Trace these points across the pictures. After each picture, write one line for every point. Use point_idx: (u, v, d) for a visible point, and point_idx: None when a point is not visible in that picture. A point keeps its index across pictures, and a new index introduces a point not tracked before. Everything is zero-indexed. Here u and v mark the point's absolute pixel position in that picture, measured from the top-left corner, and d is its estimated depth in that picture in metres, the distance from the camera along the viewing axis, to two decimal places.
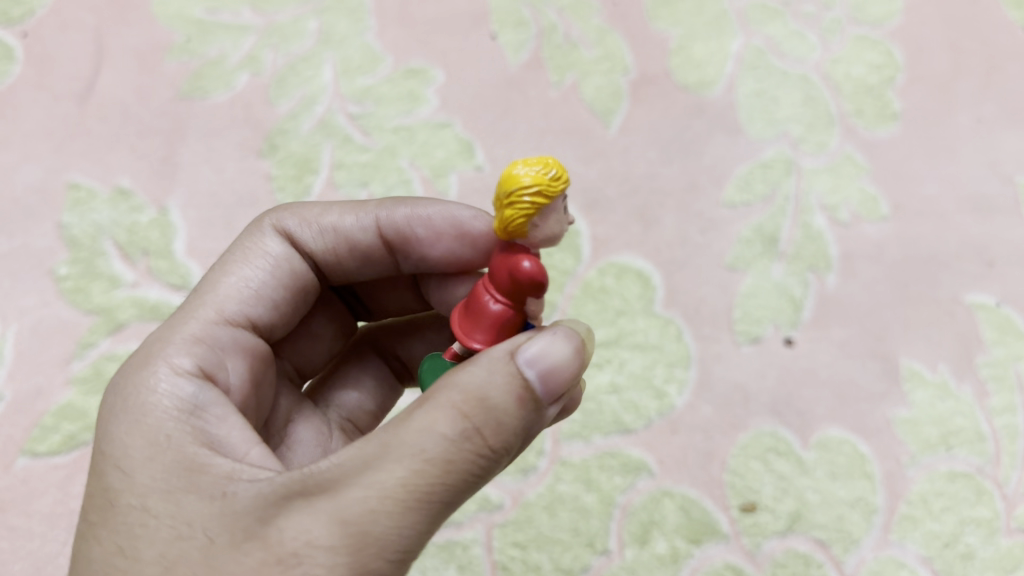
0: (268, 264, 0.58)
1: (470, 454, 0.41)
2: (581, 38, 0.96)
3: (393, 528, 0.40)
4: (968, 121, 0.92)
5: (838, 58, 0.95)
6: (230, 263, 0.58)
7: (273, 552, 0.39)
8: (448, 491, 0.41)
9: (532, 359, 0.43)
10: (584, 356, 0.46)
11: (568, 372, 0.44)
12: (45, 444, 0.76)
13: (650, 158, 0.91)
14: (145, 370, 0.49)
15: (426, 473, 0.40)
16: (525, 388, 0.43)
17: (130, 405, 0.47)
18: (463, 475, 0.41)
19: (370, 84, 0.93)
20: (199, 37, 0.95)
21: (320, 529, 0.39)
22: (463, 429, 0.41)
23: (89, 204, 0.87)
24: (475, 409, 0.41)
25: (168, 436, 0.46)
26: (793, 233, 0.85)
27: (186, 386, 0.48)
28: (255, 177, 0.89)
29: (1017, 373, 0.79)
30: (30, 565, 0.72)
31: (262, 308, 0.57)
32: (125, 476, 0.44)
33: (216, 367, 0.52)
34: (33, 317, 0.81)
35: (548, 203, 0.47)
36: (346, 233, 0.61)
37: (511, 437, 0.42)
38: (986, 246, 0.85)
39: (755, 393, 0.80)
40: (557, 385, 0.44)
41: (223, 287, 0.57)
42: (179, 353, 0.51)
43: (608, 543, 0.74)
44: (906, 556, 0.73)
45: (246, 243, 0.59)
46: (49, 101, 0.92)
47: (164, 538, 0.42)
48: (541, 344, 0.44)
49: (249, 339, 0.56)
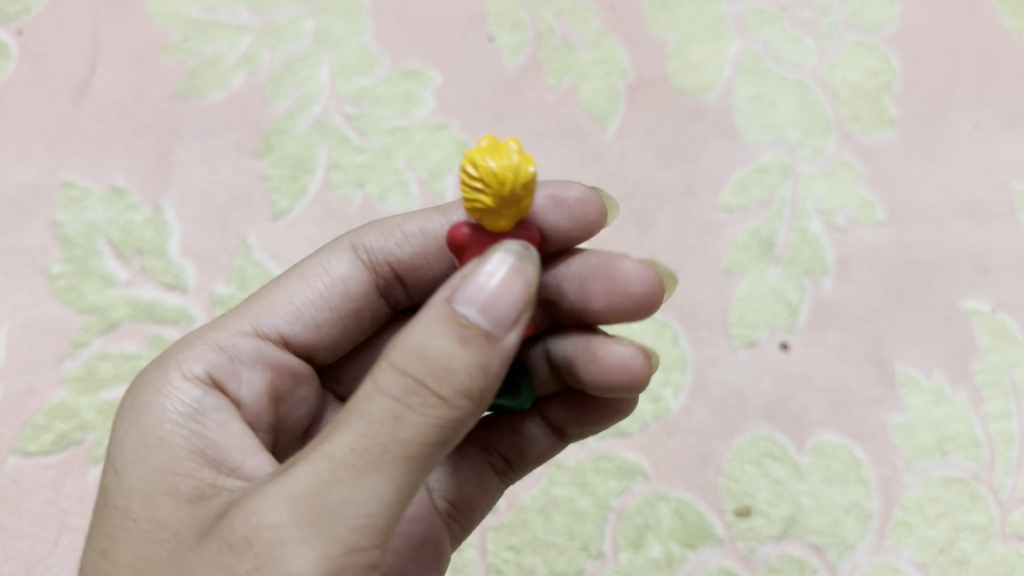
0: (317, 286, 0.61)
1: (420, 411, 0.40)
2: (578, 41, 0.96)
3: (345, 494, 0.39)
4: (965, 127, 0.92)
5: (835, 64, 0.95)
6: (286, 279, 0.62)
7: (229, 539, 0.41)
8: (404, 449, 0.40)
9: (469, 298, 0.41)
10: (527, 278, 0.44)
11: (507, 298, 0.42)
12: (37, 443, 0.75)
13: (647, 161, 0.91)
14: (155, 374, 0.54)
15: (372, 435, 0.40)
16: (467, 325, 0.41)
17: (136, 405, 0.52)
18: (418, 432, 0.40)
19: (367, 85, 0.93)
20: (195, 37, 0.95)
21: (270, 510, 0.40)
22: (408, 386, 0.40)
23: (83, 203, 0.86)
24: (414, 363, 0.40)
25: (162, 438, 0.50)
26: (790, 238, 0.85)
27: (191, 392, 0.53)
28: (251, 177, 0.89)
29: (1012, 379, 0.79)
30: (21, 564, 0.71)
31: (298, 325, 0.60)
32: (117, 477, 0.49)
33: (228, 376, 0.55)
34: (26, 316, 0.81)
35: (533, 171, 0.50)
36: (434, 233, 0.63)
37: (465, 381, 0.40)
38: (983, 252, 0.85)
39: (751, 397, 0.79)
40: (505, 313, 0.41)
41: (272, 298, 0.61)
42: (192, 359, 0.55)
43: (603, 547, 0.74)
44: (901, 561, 0.73)
45: (306, 264, 0.63)
46: (44, 99, 0.91)
47: (139, 541, 0.45)
48: (474, 279, 0.42)
49: (274, 354, 0.58)
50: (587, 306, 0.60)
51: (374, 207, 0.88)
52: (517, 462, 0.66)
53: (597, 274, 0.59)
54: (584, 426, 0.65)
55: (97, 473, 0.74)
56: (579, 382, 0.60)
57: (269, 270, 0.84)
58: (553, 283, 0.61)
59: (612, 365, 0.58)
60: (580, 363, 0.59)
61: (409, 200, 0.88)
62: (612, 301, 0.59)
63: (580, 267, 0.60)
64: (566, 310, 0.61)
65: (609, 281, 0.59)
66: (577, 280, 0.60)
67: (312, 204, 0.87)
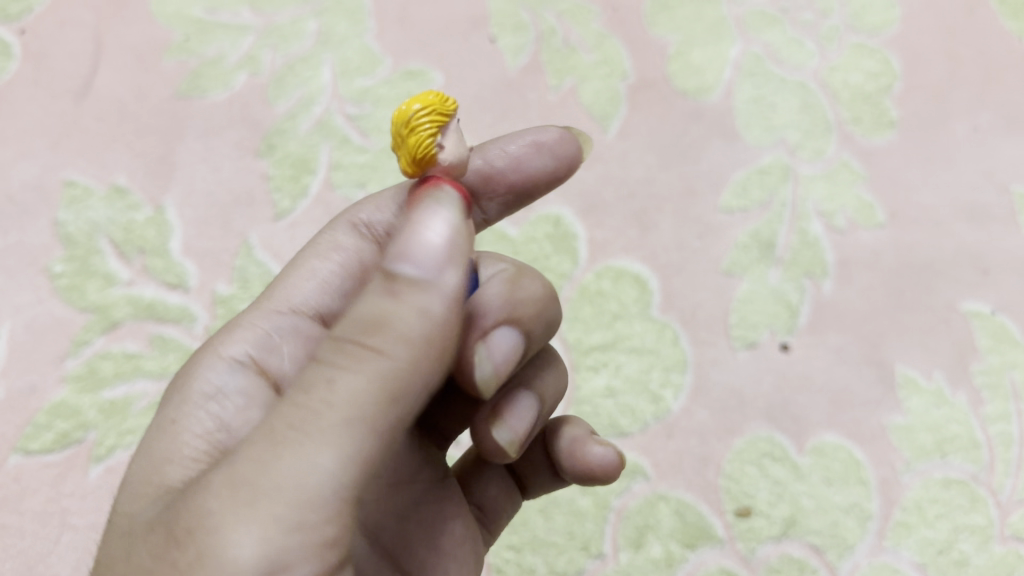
0: (337, 258, 0.59)
1: (357, 372, 0.39)
2: (579, 42, 0.96)
3: (284, 466, 0.38)
4: (965, 129, 0.92)
5: (836, 66, 0.95)
6: (302, 258, 0.60)
7: (182, 527, 0.40)
8: (341, 412, 0.38)
9: (397, 255, 0.41)
10: (453, 219, 0.43)
11: (433, 245, 0.41)
12: (38, 442, 0.75)
13: (648, 162, 0.91)
14: (196, 363, 0.56)
15: (309, 402, 0.39)
16: (394, 278, 0.40)
17: (171, 396, 0.54)
18: (355, 394, 0.39)
19: (368, 85, 0.93)
20: (197, 37, 0.95)
21: (213, 494, 0.39)
22: (343, 350, 0.40)
23: (85, 201, 0.86)
24: (349, 326, 0.40)
25: (175, 422, 0.51)
26: (791, 239, 0.86)
27: (221, 376, 0.54)
28: (252, 177, 0.89)
29: (1012, 380, 0.79)
30: (22, 563, 0.71)
31: (326, 296, 0.59)
32: (128, 468, 0.50)
33: (269, 351, 0.56)
34: (28, 315, 0.81)
35: (445, 123, 0.46)
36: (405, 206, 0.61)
37: (398, 332, 0.39)
38: (982, 254, 0.85)
39: (751, 398, 0.80)
40: (432, 258, 0.41)
41: (293, 277, 0.59)
42: (231, 343, 0.56)
43: (603, 547, 0.74)
44: (900, 562, 0.73)
45: (318, 241, 0.61)
46: (46, 99, 0.91)
47: (111, 540, 0.45)
48: (401, 237, 0.42)
49: (312, 330, 0.58)
50: None
51: None
52: (534, 477, 0.63)
53: None
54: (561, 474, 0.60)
55: (98, 472, 0.75)
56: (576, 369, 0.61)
57: (271, 269, 0.84)
58: None
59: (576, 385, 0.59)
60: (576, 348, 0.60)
61: None
62: None
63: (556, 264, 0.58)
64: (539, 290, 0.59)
65: None
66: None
67: (313, 203, 0.87)
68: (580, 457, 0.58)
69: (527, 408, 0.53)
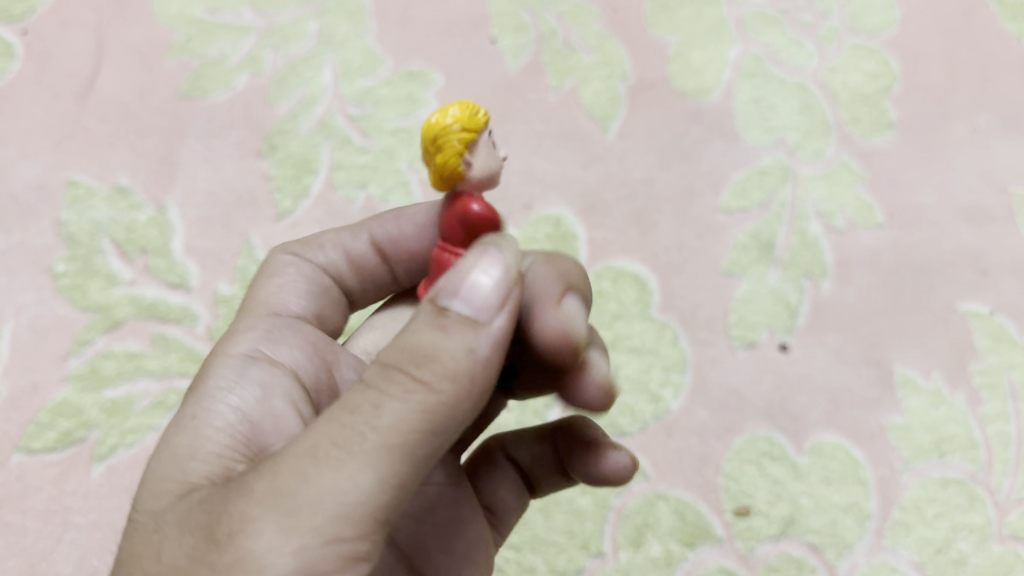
0: (295, 273, 0.63)
1: (402, 399, 0.41)
2: (580, 43, 0.96)
3: (325, 484, 0.39)
4: (964, 130, 0.92)
5: (835, 67, 0.95)
6: (260, 281, 0.63)
7: (216, 533, 0.40)
8: (384, 435, 0.40)
9: (451, 294, 0.44)
10: (507, 264, 0.45)
11: (486, 285, 0.44)
12: (41, 440, 0.76)
13: (648, 163, 0.91)
14: (210, 361, 0.56)
15: (353, 423, 0.40)
16: (446, 314, 0.43)
17: (190, 391, 0.54)
18: (399, 419, 0.40)
19: (370, 86, 0.93)
20: (199, 37, 0.95)
21: (250, 502, 0.40)
22: (391, 376, 0.41)
23: (87, 201, 0.87)
24: (399, 354, 0.42)
25: (199, 417, 0.51)
26: (790, 240, 0.86)
27: (236, 375, 0.54)
28: (254, 177, 0.89)
29: (1010, 380, 0.79)
30: (25, 561, 0.72)
31: (302, 299, 0.62)
32: (148, 464, 0.50)
33: (275, 346, 0.57)
34: (30, 314, 0.81)
35: (473, 139, 0.49)
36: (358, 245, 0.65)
37: (446, 366, 0.41)
38: (981, 255, 0.86)
39: (750, 397, 0.80)
40: (484, 300, 0.44)
41: (262, 294, 0.61)
42: (240, 341, 0.57)
43: (603, 546, 0.74)
44: (898, 561, 0.73)
45: (268, 267, 0.64)
46: (48, 99, 0.92)
47: (135, 536, 0.45)
48: (454, 275, 0.45)
49: (306, 327, 0.60)
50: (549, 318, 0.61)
51: (376, 207, 0.88)
52: (545, 478, 0.64)
53: None
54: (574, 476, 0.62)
55: (100, 471, 0.75)
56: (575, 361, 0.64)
57: None
58: None
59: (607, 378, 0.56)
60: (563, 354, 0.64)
61: (410, 200, 0.88)
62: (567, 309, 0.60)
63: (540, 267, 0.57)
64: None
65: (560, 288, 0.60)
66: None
67: (314, 204, 0.88)
68: (593, 462, 0.60)
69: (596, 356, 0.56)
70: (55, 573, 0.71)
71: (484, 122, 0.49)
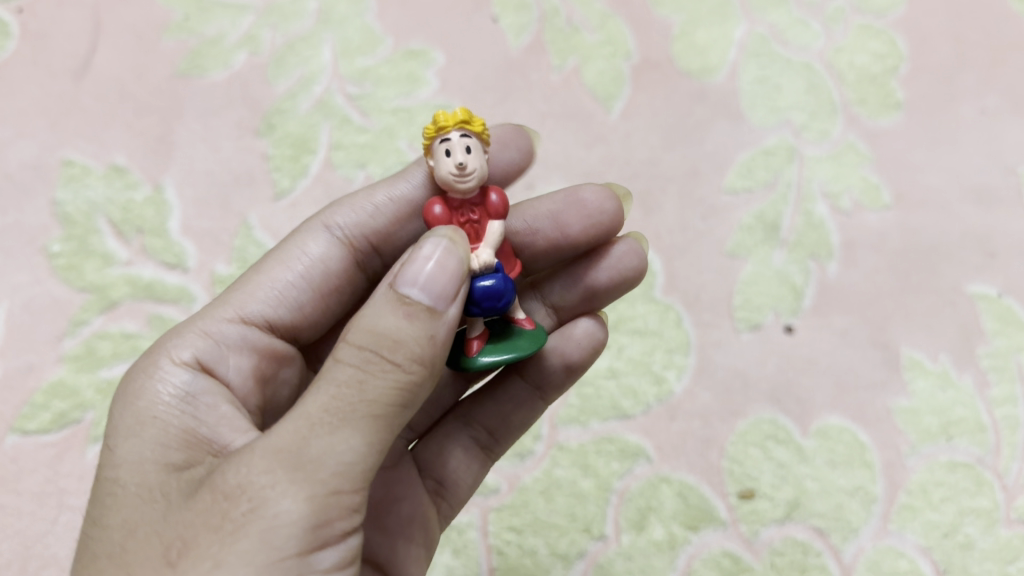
0: (300, 267, 0.62)
1: (381, 377, 0.43)
2: (583, 22, 0.94)
3: (324, 444, 0.42)
4: (972, 111, 0.91)
5: (842, 47, 0.94)
6: (265, 264, 0.62)
7: (220, 492, 0.42)
8: (371, 407, 0.43)
9: (410, 281, 0.46)
10: (460, 256, 0.48)
11: (444, 279, 0.46)
12: (35, 422, 0.74)
13: (652, 143, 0.90)
14: (149, 359, 0.55)
15: (341, 396, 0.43)
16: (411, 305, 0.45)
17: (135, 387, 0.52)
18: (383, 393, 0.43)
19: (369, 65, 0.92)
20: (197, 16, 0.94)
21: (254, 463, 0.42)
22: (367, 357, 0.43)
23: (83, 180, 0.86)
24: (370, 338, 0.44)
25: (156, 417, 0.50)
26: (795, 221, 0.85)
27: (181, 376, 0.53)
28: (253, 157, 0.88)
29: (1018, 363, 0.78)
30: (19, 544, 0.71)
31: (282, 309, 0.61)
32: (110, 451, 0.49)
33: (216, 361, 0.56)
34: (26, 294, 0.80)
35: (430, 147, 0.57)
36: (404, 199, 0.64)
37: (417, 350, 0.44)
38: (989, 237, 0.84)
39: (754, 379, 0.79)
40: (443, 290, 0.46)
41: (253, 284, 0.61)
42: (182, 346, 0.55)
43: (605, 529, 0.73)
44: (905, 546, 0.72)
45: (285, 246, 0.63)
46: (44, 78, 0.90)
47: (127, 506, 0.46)
48: (415, 267, 0.46)
49: (259, 339, 0.59)
50: (565, 235, 0.66)
51: None
52: (497, 432, 0.67)
53: (569, 207, 0.66)
54: (567, 375, 0.67)
55: (95, 453, 0.74)
56: (594, 290, 0.68)
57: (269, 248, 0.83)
58: (526, 230, 0.66)
59: (623, 257, 0.68)
60: (592, 272, 0.68)
61: None
62: (589, 224, 0.66)
63: (551, 204, 0.66)
64: (542, 247, 0.67)
65: (578, 206, 0.66)
66: (573, 206, 0.66)
67: (314, 183, 0.86)
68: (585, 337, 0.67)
69: (626, 253, 0.68)
70: (49, 556, 0.70)
71: (431, 135, 0.56)
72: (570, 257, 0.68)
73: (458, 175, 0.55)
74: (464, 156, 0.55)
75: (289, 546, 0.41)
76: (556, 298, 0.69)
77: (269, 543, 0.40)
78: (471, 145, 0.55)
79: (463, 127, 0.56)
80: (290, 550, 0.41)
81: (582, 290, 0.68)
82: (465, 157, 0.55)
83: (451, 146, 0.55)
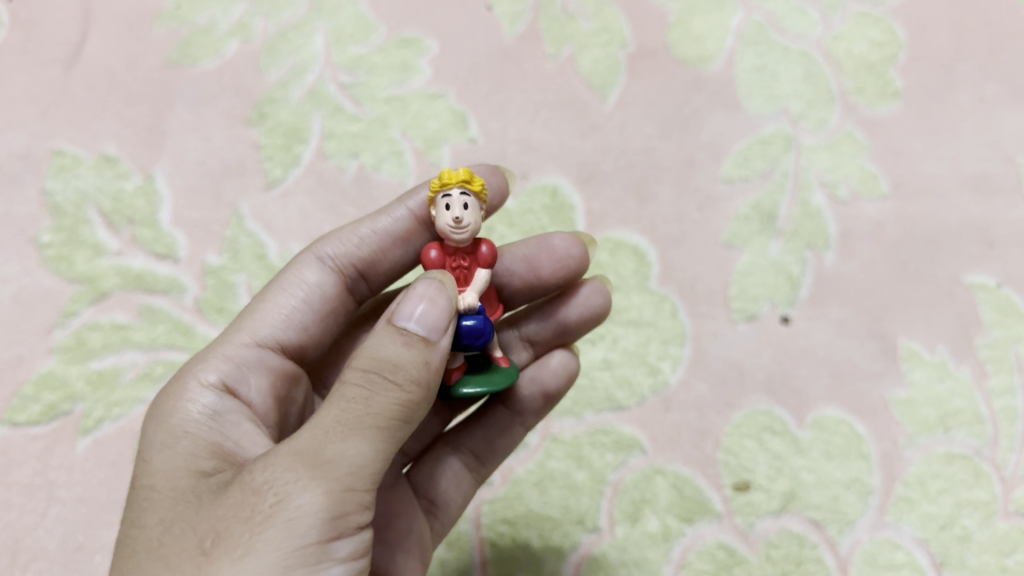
0: (301, 294, 0.61)
1: (386, 392, 0.43)
2: (578, 10, 0.94)
3: (338, 448, 0.41)
4: (971, 100, 0.90)
5: (840, 35, 0.93)
6: (268, 293, 0.61)
7: (246, 491, 0.42)
8: (378, 419, 0.42)
9: (405, 316, 0.46)
10: (450, 295, 0.48)
11: (437, 315, 0.46)
12: (25, 414, 0.74)
13: (647, 132, 0.89)
14: (178, 381, 0.54)
15: (351, 408, 0.42)
16: (408, 336, 0.45)
17: (167, 403, 0.52)
18: (389, 406, 0.43)
19: (362, 54, 0.91)
20: (188, 5, 0.93)
21: (275, 463, 0.42)
22: (370, 377, 0.43)
23: (73, 170, 0.85)
24: (372, 364, 0.44)
25: (186, 431, 0.50)
26: (792, 210, 0.84)
27: (208, 398, 0.53)
28: (244, 146, 0.87)
29: (1017, 354, 0.77)
30: (8, 536, 0.70)
31: (291, 331, 0.60)
32: (145, 464, 0.49)
33: (239, 382, 0.55)
34: (15, 286, 0.79)
35: (433, 199, 0.56)
36: (386, 230, 0.63)
37: (415, 372, 0.44)
38: (988, 227, 0.83)
39: (750, 369, 0.78)
40: (436, 322, 0.46)
41: (260, 311, 0.60)
42: (207, 369, 0.55)
43: (599, 521, 0.72)
44: (902, 538, 0.71)
45: (283, 276, 0.62)
46: (34, 67, 0.90)
47: (160, 508, 0.45)
48: (409, 304, 0.46)
49: (274, 360, 0.58)
50: (538, 276, 0.65)
51: (369, 176, 0.86)
52: (484, 454, 0.66)
53: (541, 250, 0.65)
54: (545, 401, 0.67)
55: (86, 444, 0.73)
56: (565, 326, 0.68)
57: (261, 238, 0.83)
58: (501, 271, 0.65)
59: (591, 295, 0.67)
60: (563, 309, 0.67)
61: (404, 170, 0.86)
62: (560, 265, 0.65)
63: (525, 248, 0.65)
64: (519, 286, 0.66)
65: (548, 249, 0.65)
66: (544, 250, 0.65)
67: (305, 173, 0.86)
68: (563, 369, 0.67)
69: (596, 293, 0.67)
70: (38, 549, 0.70)
71: (435, 189, 0.56)
72: (542, 296, 0.68)
73: (455, 229, 0.54)
74: (462, 212, 0.54)
75: (310, 534, 0.41)
76: (531, 331, 0.68)
77: (293, 533, 0.40)
78: (468, 202, 0.55)
79: (465, 185, 0.55)
80: (311, 537, 0.41)
81: (554, 326, 0.68)
82: (463, 213, 0.54)
83: (451, 202, 0.55)
